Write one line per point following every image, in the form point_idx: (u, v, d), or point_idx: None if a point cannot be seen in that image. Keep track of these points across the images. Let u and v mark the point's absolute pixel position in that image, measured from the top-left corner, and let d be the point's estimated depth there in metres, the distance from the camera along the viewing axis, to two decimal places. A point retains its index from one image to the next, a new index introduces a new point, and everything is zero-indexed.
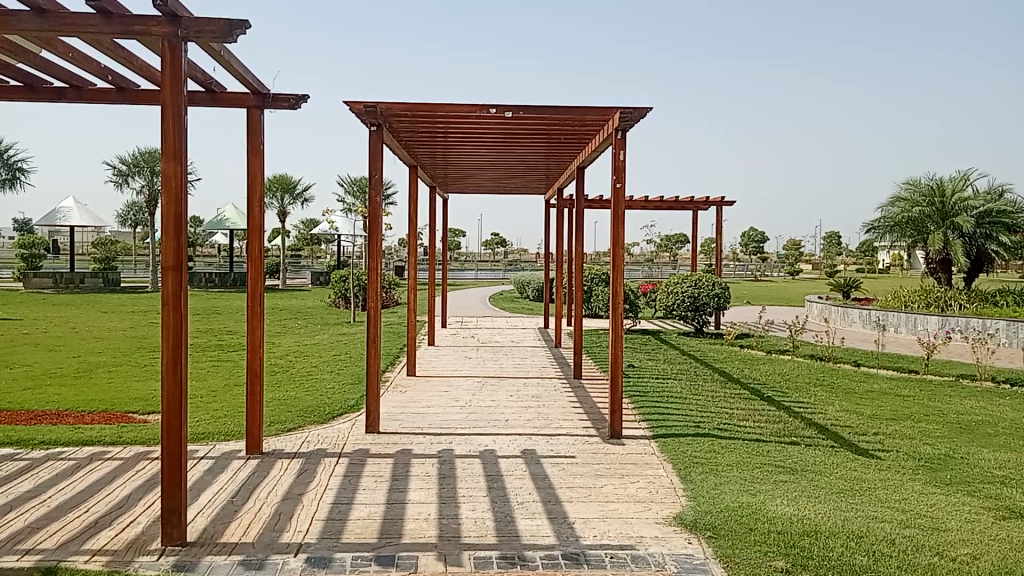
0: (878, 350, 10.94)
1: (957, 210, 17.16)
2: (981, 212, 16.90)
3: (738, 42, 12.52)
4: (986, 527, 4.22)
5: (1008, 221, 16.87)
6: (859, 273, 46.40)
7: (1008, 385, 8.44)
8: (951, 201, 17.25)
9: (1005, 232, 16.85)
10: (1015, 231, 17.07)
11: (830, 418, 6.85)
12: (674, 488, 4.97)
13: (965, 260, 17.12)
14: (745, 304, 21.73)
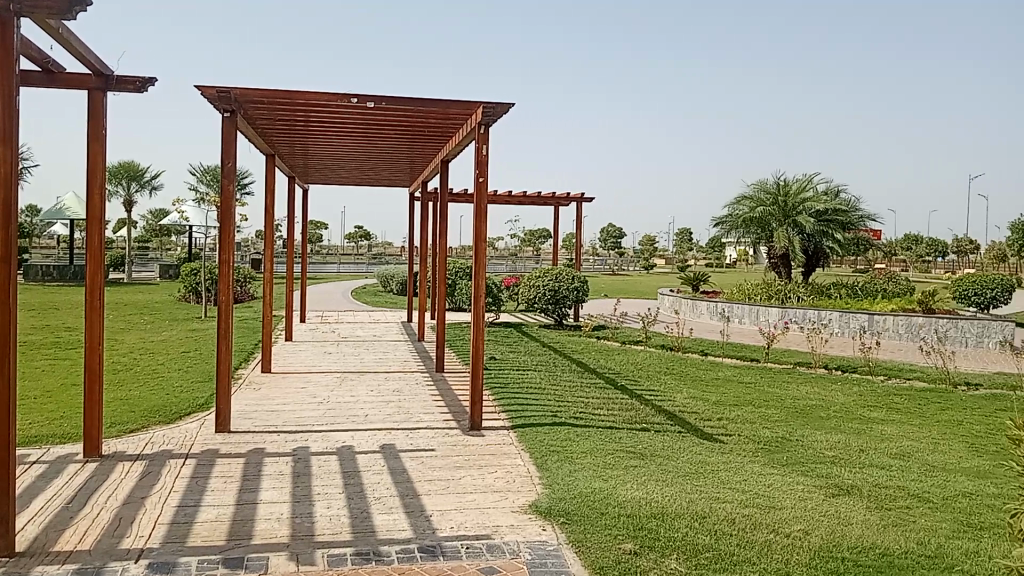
0: (724, 340, 11.52)
1: (798, 209, 18.29)
2: (820, 211, 18.11)
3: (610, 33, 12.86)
4: (817, 504, 4.51)
5: (843, 220, 18.21)
6: (708, 268, 48.74)
7: (839, 371, 8.97)
8: (792, 200, 18.36)
9: (840, 230, 18.16)
10: (847, 229, 18.42)
11: (679, 404, 7.16)
12: (530, 477, 5.07)
13: (803, 255, 18.26)
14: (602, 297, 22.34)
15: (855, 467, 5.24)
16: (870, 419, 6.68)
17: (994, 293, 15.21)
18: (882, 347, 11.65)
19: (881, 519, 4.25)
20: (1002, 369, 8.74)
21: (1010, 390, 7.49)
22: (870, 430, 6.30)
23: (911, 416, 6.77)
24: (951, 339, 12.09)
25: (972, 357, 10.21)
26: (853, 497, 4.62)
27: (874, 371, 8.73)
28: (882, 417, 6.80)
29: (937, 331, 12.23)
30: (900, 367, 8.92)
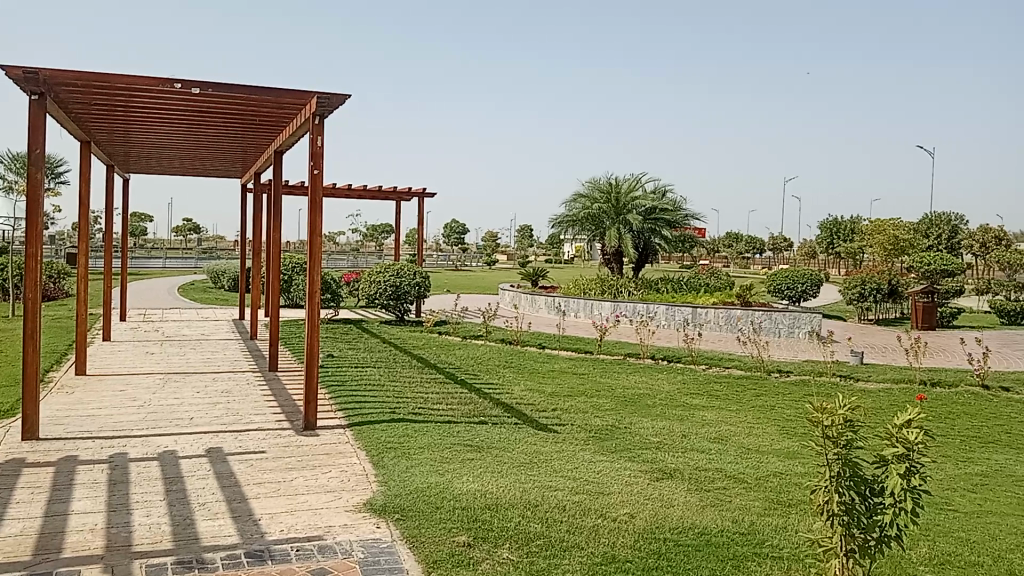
0: (560, 334, 11.82)
1: (629, 208, 19.04)
2: (649, 210, 18.95)
3: (450, 32, 12.86)
4: (642, 487, 4.70)
5: (669, 219, 19.14)
6: (548, 263, 49.93)
7: (666, 361, 9.39)
8: (623, 199, 19.09)
9: (667, 228, 19.08)
10: (673, 227, 19.37)
11: (516, 397, 7.29)
12: (366, 474, 5.00)
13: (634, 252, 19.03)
14: (443, 292, 22.35)
15: (678, 452, 5.51)
16: (692, 406, 7.06)
17: (803, 288, 16.48)
18: (704, 338, 12.33)
19: (701, 500, 4.48)
20: (809, 357, 9.45)
21: (816, 375, 8.12)
22: (692, 417, 6.66)
23: (729, 402, 7.21)
24: (765, 330, 12.97)
25: (783, 347, 10.99)
26: (675, 480, 4.86)
27: (697, 360, 9.19)
28: (703, 403, 7.19)
29: (753, 322, 13.09)
30: (721, 357, 9.45)
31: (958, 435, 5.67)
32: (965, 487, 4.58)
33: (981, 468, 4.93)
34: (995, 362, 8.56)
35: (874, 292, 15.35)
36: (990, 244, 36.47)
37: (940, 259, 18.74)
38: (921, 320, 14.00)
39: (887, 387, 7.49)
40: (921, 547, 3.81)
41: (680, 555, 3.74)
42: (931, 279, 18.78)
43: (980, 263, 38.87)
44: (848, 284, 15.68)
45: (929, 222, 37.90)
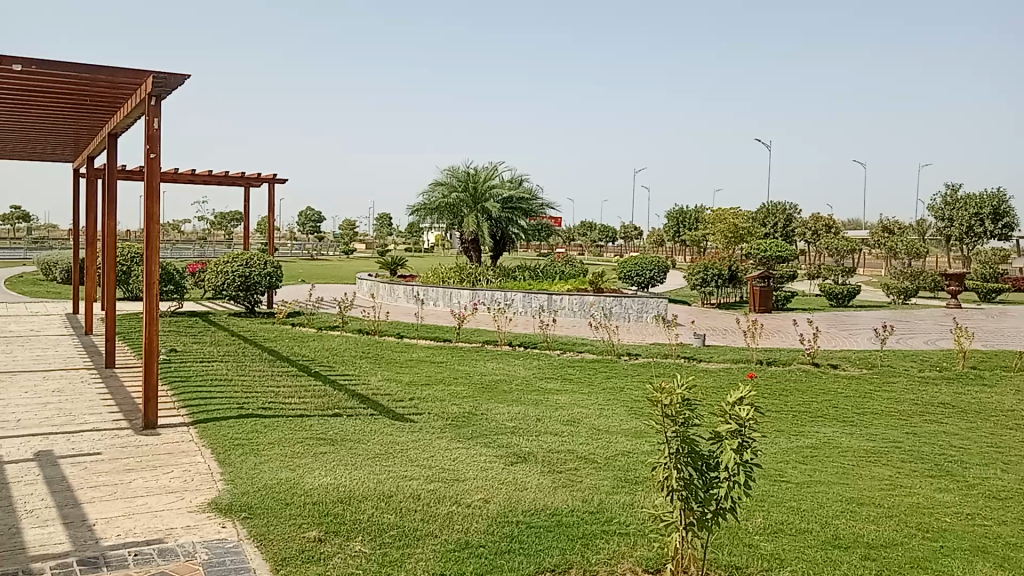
0: (417, 323, 11.76)
1: (486, 196, 19.11)
2: (505, 199, 19.09)
3: None
4: (497, 472, 4.75)
5: (525, 207, 19.36)
6: (406, 252, 49.56)
7: (522, 347, 9.51)
8: (481, 188, 19.14)
9: (523, 216, 19.29)
10: (529, 216, 19.60)
11: (372, 387, 7.20)
12: (212, 473, 4.80)
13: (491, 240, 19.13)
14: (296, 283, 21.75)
15: (533, 436, 5.60)
16: (547, 391, 7.19)
17: (651, 273, 17.12)
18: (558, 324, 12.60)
19: (554, 482, 4.58)
20: (657, 340, 9.83)
21: (663, 357, 8.45)
22: (547, 401, 6.79)
23: (582, 385, 7.40)
24: (617, 315, 13.38)
25: (632, 331, 11.38)
26: (530, 464, 4.94)
27: (552, 346, 9.37)
28: (558, 387, 7.35)
29: (605, 308, 13.47)
30: (575, 341, 9.67)
31: (791, 410, 6.05)
32: (796, 459, 4.90)
33: (810, 440, 5.28)
34: (823, 341, 9.20)
35: (715, 278, 16.15)
36: (821, 232, 39.27)
37: (775, 245, 19.93)
38: (758, 303, 14.85)
39: (726, 366, 7.90)
40: (755, 517, 4.04)
41: (531, 537, 3.80)
42: (767, 264, 19.97)
43: (813, 249, 41.79)
44: (692, 270, 16.43)
45: (768, 211, 40.37)
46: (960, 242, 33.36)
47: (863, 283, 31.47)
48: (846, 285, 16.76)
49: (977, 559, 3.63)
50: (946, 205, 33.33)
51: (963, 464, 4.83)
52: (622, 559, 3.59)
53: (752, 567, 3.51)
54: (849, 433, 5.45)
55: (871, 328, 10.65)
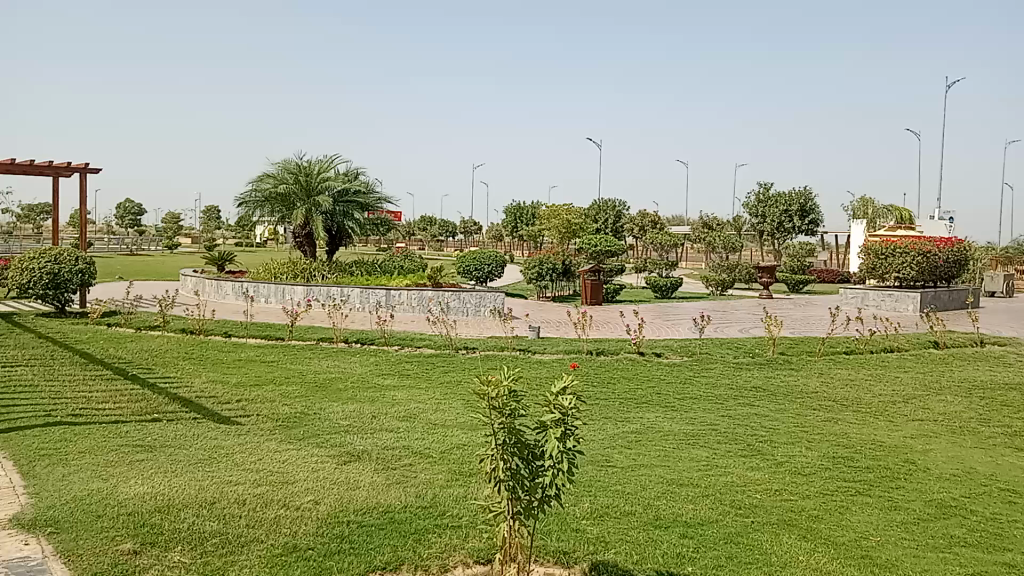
0: (247, 321, 11.30)
1: (320, 189, 18.26)
2: (340, 191, 18.35)
3: None
4: (329, 472, 4.65)
5: (361, 201, 18.70)
6: (236, 247, 47.56)
7: (358, 344, 9.32)
8: (314, 180, 18.25)
9: (358, 210, 18.62)
10: (365, 209, 18.94)
11: (196, 390, 6.86)
12: (12, 487, 4.41)
13: (325, 234, 18.34)
14: (113, 280, 20.35)
15: (367, 434, 5.53)
16: (383, 387, 7.12)
17: (490, 268, 17.31)
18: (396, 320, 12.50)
19: (387, 479, 4.54)
20: (493, 333, 9.94)
21: (499, 350, 8.56)
22: (383, 397, 6.72)
23: (419, 381, 7.37)
24: (454, 309, 13.39)
25: (469, 325, 11.41)
26: (363, 462, 4.87)
27: (390, 342, 9.28)
28: (394, 384, 7.29)
29: (443, 303, 13.48)
30: (412, 336, 9.61)
31: (619, 398, 6.30)
32: (622, 444, 5.10)
33: (636, 426, 5.51)
34: (649, 331, 9.64)
35: (550, 272, 16.56)
36: (649, 227, 41.20)
37: (605, 240, 20.67)
38: (589, 296, 15.35)
39: (559, 357, 8.11)
40: (583, 502, 4.17)
41: (363, 536, 3.75)
42: (599, 258, 20.65)
43: (641, 243, 43.67)
44: (528, 265, 16.77)
45: (600, 207, 41.85)
46: (771, 237, 35.92)
47: (685, 276, 33.29)
48: (671, 278, 17.67)
49: (783, 531, 3.92)
50: (759, 203, 35.78)
51: (771, 443, 5.20)
52: (454, 552, 3.60)
53: (579, 551, 3.62)
54: (672, 418, 5.73)
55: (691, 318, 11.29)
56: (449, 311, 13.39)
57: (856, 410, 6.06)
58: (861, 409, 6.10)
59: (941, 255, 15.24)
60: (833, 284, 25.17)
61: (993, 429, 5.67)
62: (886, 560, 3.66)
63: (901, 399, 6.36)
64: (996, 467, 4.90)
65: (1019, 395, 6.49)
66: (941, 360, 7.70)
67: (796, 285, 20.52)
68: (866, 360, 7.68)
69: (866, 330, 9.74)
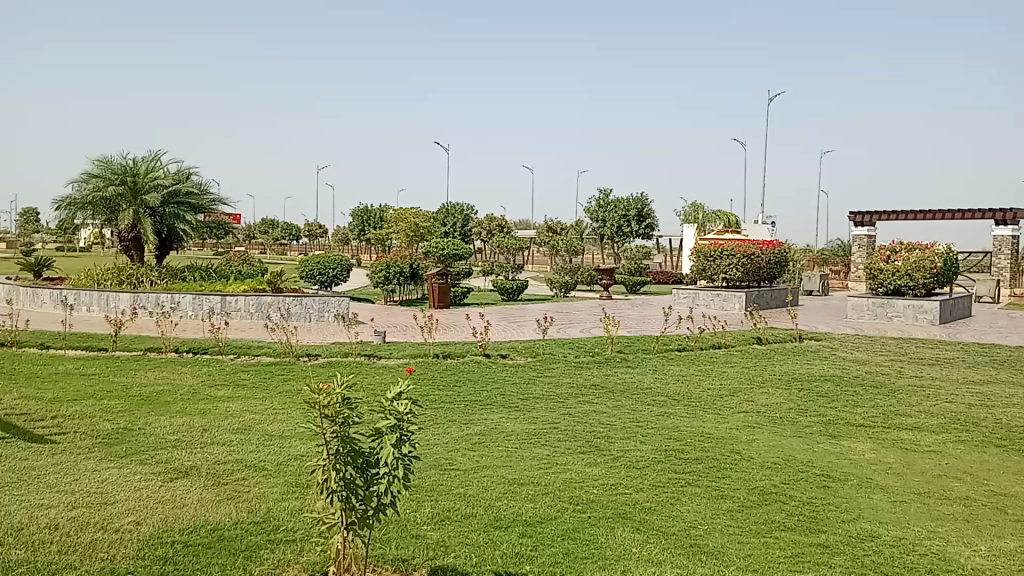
0: (66, 331, 10.52)
1: (148, 189, 17.14)
2: (170, 192, 17.32)
3: None
4: (153, 491, 4.39)
5: (193, 203, 17.77)
6: (57, 253, 44.29)
7: (190, 353, 8.88)
8: (142, 180, 17.12)
9: (190, 212, 17.68)
10: (198, 211, 18.01)
11: (4, 408, 6.32)
12: None
13: (155, 237, 17.25)
14: None
15: (196, 448, 5.27)
16: (216, 398, 6.82)
17: (334, 272, 16.95)
18: (233, 327, 12.02)
19: (217, 495, 4.34)
20: (334, 339, 9.73)
21: (341, 357, 8.38)
22: (216, 409, 6.43)
23: (255, 391, 7.11)
24: (295, 315, 13.01)
25: (309, 330, 11.11)
26: (192, 478, 4.64)
27: (225, 350, 8.90)
28: (228, 395, 6.99)
29: (283, 309, 13.08)
30: (249, 345, 9.25)
31: (462, 400, 6.31)
32: (464, 447, 5.11)
33: (480, 428, 5.54)
34: (492, 333, 9.73)
35: (397, 276, 16.46)
36: (495, 231, 41.78)
37: (452, 243, 20.73)
38: (437, 299, 15.38)
39: (404, 362, 8.04)
40: (424, 508, 4.14)
41: (188, 556, 3.56)
42: (445, 262, 20.68)
43: (487, 247, 44.22)
44: (374, 268, 16.58)
45: (448, 210, 42.08)
46: (610, 241, 37.29)
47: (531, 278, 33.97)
48: (516, 280, 17.96)
49: (618, 524, 4.04)
50: (599, 207, 37.05)
51: (609, 438, 5.36)
52: (286, 568, 3.49)
53: (418, 558, 3.59)
54: (514, 418, 5.79)
55: (535, 320, 11.49)
56: (289, 317, 12.99)
57: (687, 404, 6.35)
58: (693, 403, 6.40)
59: (764, 257, 16.29)
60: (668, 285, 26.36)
61: (810, 418, 6.09)
62: (712, 548, 3.85)
63: (728, 392, 6.73)
64: (812, 454, 5.27)
65: (832, 386, 7.01)
66: (764, 355, 8.21)
67: (634, 287, 21.36)
68: (697, 357, 8.07)
69: (697, 327, 10.26)
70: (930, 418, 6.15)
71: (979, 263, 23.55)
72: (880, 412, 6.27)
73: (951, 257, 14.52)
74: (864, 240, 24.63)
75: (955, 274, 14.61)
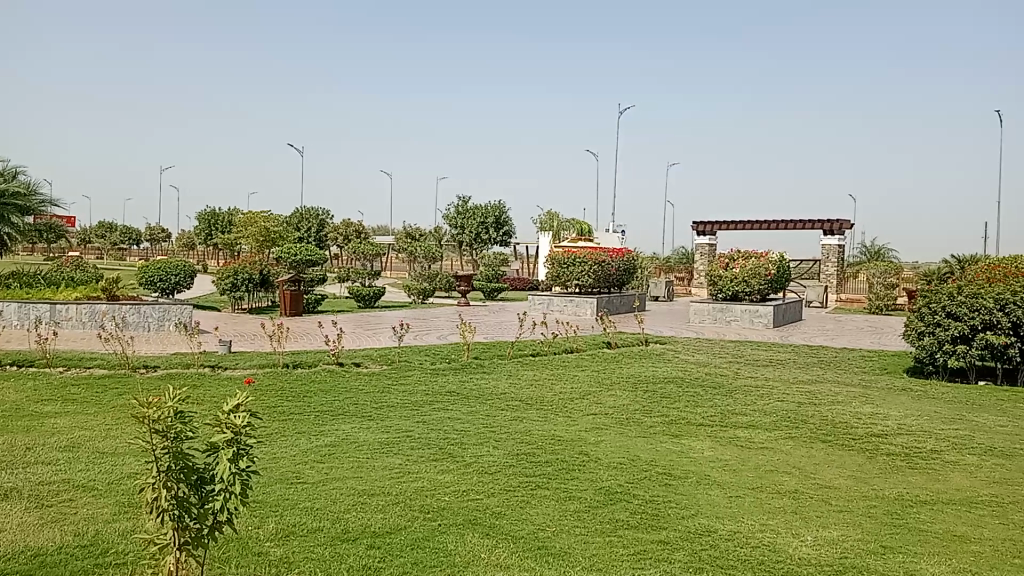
0: None
1: None
2: None
3: None
4: None
5: (21, 204, 16.43)
6: None
7: (13, 367, 8.25)
8: None
9: (17, 214, 16.34)
10: (26, 212, 16.69)
11: None
12: None
13: None
14: None
15: (18, 469, 4.90)
16: (43, 415, 6.36)
17: (177, 279, 16.21)
18: (61, 338, 11.28)
19: (39, 519, 4.05)
20: (176, 350, 9.30)
21: (184, 368, 8.02)
22: (42, 427, 6.00)
23: (88, 406, 6.69)
24: (133, 325, 12.35)
25: (147, 341, 10.56)
26: (11, 502, 4.32)
27: (53, 363, 8.33)
28: (56, 410, 6.54)
29: (119, 317, 12.38)
30: (80, 356, 8.69)
31: (312, 411, 6.18)
32: (313, 459, 5.00)
33: (329, 438, 5.45)
34: (345, 341, 9.57)
35: (245, 282, 15.94)
36: (352, 236, 41.23)
37: (305, 249, 20.28)
38: (288, 306, 15.01)
39: (251, 372, 7.78)
40: (267, 523, 4.03)
41: None
42: (297, 268, 20.19)
43: (343, 252, 43.52)
44: (221, 275, 15.98)
45: (301, 214, 41.12)
46: (467, 247, 37.55)
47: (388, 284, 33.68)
48: (372, 287, 17.76)
49: (467, 531, 4.06)
50: (457, 214, 37.26)
51: (462, 445, 5.39)
52: None
53: None
54: (366, 428, 5.72)
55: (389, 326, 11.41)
56: (126, 327, 12.31)
57: (539, 408, 6.48)
58: (544, 407, 6.53)
59: (614, 264, 16.86)
60: (524, 291, 26.79)
61: (655, 418, 6.35)
62: (559, 549, 3.94)
63: (579, 395, 6.91)
64: (656, 453, 5.49)
65: (675, 388, 7.33)
66: (613, 359, 8.49)
67: (491, 294, 21.59)
68: (549, 362, 8.24)
69: (549, 333, 10.48)
70: (763, 416, 6.54)
71: (808, 271, 25.29)
72: (719, 411, 6.60)
73: (784, 264, 15.51)
74: (707, 249, 25.95)
75: (788, 280, 15.61)
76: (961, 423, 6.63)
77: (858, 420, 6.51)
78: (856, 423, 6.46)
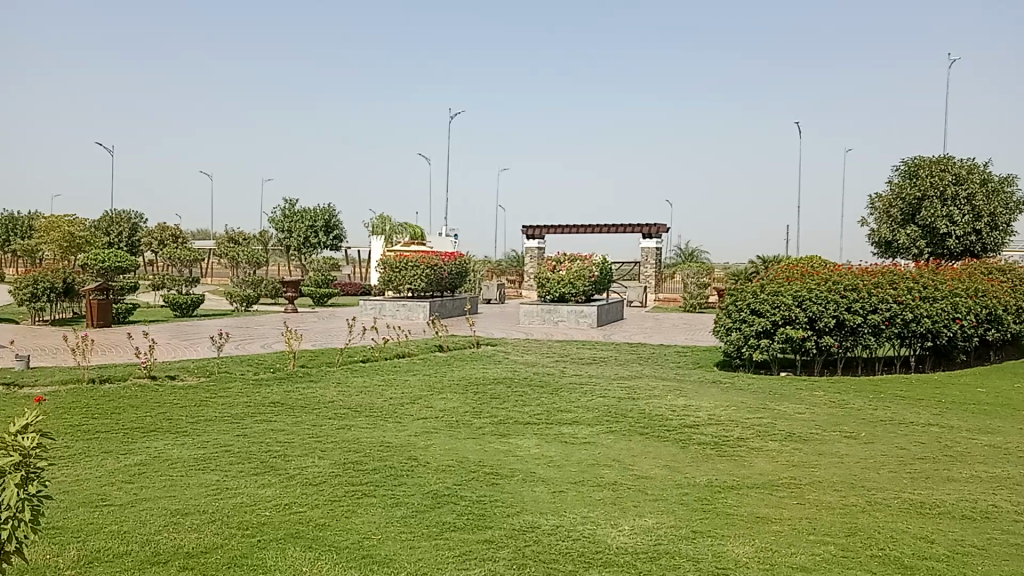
0: None
1: None
2: None
3: None
4: None
5: None
6: None
7: None
8: None
9: None
10: None
11: None
12: None
13: None
14: None
15: None
16: None
17: None
18: None
19: None
20: None
21: None
22: None
23: None
24: None
25: None
26: None
27: None
28: None
29: None
30: None
31: (123, 429, 5.82)
32: (121, 480, 4.73)
33: (140, 457, 5.16)
34: (159, 353, 9.09)
35: (47, 292, 14.80)
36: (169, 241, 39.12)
37: (114, 254, 19.11)
38: (97, 317, 14.07)
39: (53, 389, 7.22)
40: (68, 551, 3.77)
41: None
42: (107, 276, 18.99)
43: (160, 258, 41.23)
44: (18, 284, 14.74)
45: (112, 219, 38.58)
46: (295, 252, 36.61)
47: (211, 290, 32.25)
48: (191, 295, 16.98)
49: (288, 545, 3.97)
50: (285, 218, 36.24)
51: (285, 457, 5.26)
52: None
53: None
54: (182, 444, 5.47)
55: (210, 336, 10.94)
56: None
57: (367, 415, 6.42)
58: (372, 413, 6.48)
59: (445, 268, 17.06)
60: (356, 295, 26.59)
61: (483, 420, 6.45)
62: (384, 557, 3.92)
63: (408, 400, 6.91)
64: (483, 454, 5.58)
65: (504, 388, 7.48)
66: (443, 362, 8.56)
67: (321, 299, 21.22)
68: (379, 367, 8.19)
69: (378, 339, 10.42)
70: (587, 412, 6.80)
71: (630, 272, 26.51)
72: (545, 409, 6.80)
73: (607, 266, 16.21)
74: (535, 252, 26.69)
75: (610, 282, 16.33)
76: (764, 411, 7.18)
77: (674, 413, 6.90)
78: (671, 415, 6.84)
